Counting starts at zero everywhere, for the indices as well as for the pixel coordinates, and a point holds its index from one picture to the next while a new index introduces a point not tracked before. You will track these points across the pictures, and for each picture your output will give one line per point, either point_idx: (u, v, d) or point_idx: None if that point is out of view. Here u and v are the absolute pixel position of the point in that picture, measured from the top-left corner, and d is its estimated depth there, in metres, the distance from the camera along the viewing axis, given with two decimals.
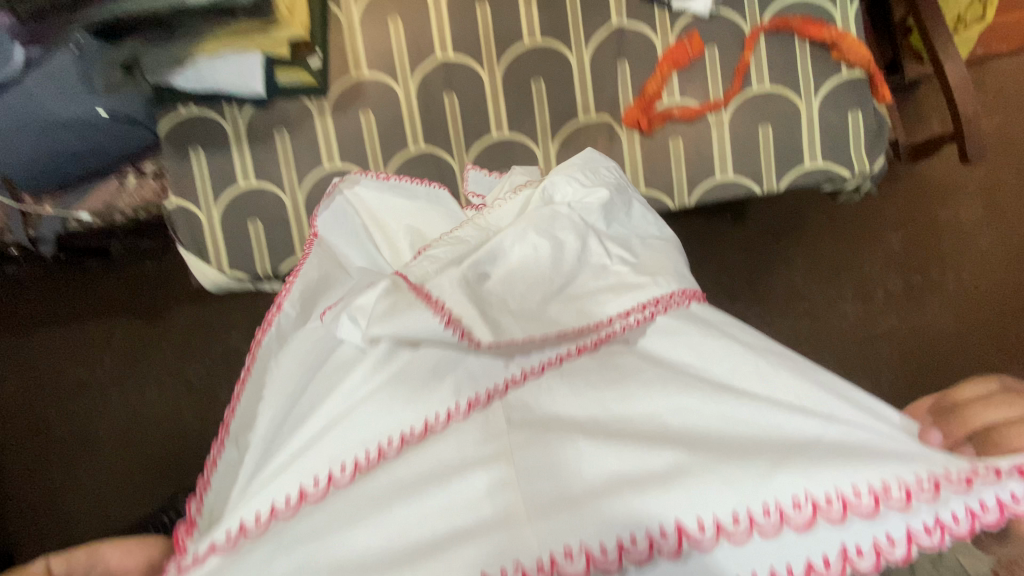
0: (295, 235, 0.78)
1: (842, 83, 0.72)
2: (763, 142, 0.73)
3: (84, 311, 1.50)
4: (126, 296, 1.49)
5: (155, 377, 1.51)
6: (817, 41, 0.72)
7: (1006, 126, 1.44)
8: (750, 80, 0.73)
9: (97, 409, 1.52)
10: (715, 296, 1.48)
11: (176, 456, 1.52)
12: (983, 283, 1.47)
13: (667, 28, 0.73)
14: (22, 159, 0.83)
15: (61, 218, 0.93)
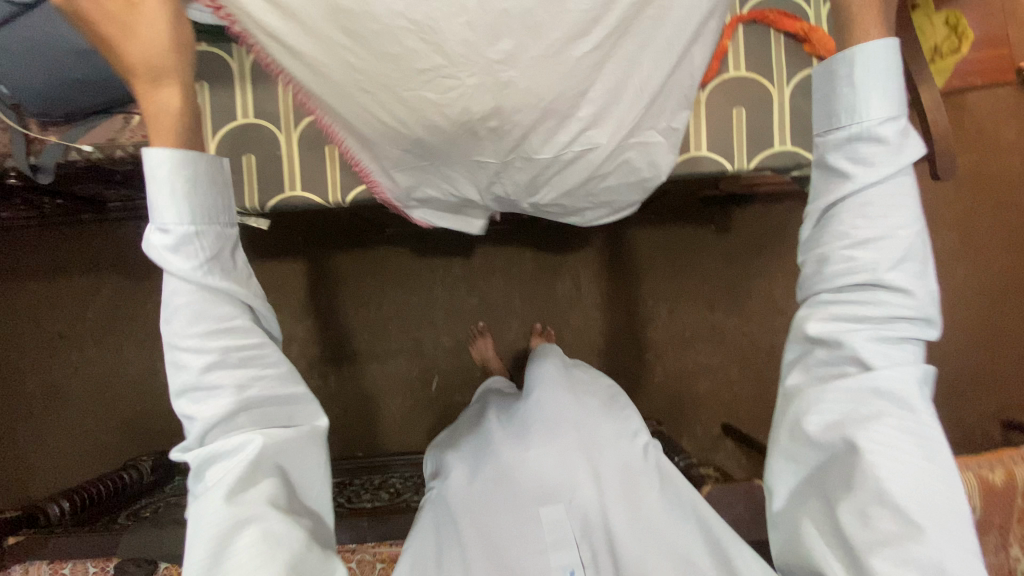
0: (289, 174, 0.85)
1: (812, 74, 0.79)
2: (737, 123, 0.79)
3: (73, 264, 1.51)
4: (115, 253, 1.51)
5: (133, 338, 1.51)
6: (791, 34, 0.78)
7: (982, 162, 1.51)
8: (727, 65, 0.78)
9: (72, 365, 1.51)
10: (695, 302, 1.53)
11: (147, 419, 1.51)
12: (958, 313, 1.50)
13: None
14: (33, 82, 0.87)
15: (62, 148, 0.97)
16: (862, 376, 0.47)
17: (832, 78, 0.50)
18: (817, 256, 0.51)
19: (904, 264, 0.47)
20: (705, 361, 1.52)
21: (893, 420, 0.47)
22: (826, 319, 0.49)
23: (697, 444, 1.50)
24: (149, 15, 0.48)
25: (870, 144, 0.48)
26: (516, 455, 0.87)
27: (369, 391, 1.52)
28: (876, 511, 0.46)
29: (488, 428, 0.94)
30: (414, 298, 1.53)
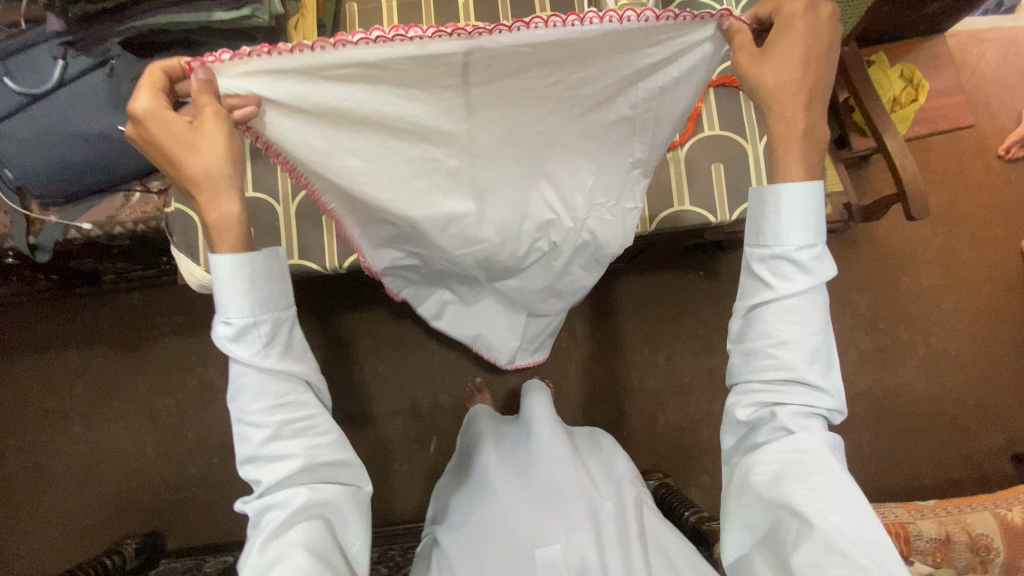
0: (285, 243, 0.89)
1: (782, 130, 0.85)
2: (716, 177, 0.83)
3: (64, 338, 1.50)
4: (107, 326, 1.50)
5: (121, 412, 1.48)
6: None
7: (954, 201, 1.57)
8: (702, 125, 0.84)
9: (57, 443, 1.47)
10: (691, 348, 1.53)
11: (134, 497, 1.45)
12: (951, 347, 1.51)
13: None
14: (36, 165, 0.91)
15: (62, 227, 0.98)
16: (786, 440, 0.61)
17: (762, 201, 0.61)
18: (743, 350, 0.65)
19: (807, 359, 0.61)
20: (707, 408, 1.51)
21: (819, 475, 0.59)
22: (758, 408, 0.63)
23: (705, 497, 1.46)
24: (211, 143, 0.57)
25: (788, 264, 0.61)
26: (513, 498, 0.91)
27: (365, 457, 1.48)
28: (826, 558, 0.55)
29: (483, 474, 0.98)
30: (409, 356, 1.52)
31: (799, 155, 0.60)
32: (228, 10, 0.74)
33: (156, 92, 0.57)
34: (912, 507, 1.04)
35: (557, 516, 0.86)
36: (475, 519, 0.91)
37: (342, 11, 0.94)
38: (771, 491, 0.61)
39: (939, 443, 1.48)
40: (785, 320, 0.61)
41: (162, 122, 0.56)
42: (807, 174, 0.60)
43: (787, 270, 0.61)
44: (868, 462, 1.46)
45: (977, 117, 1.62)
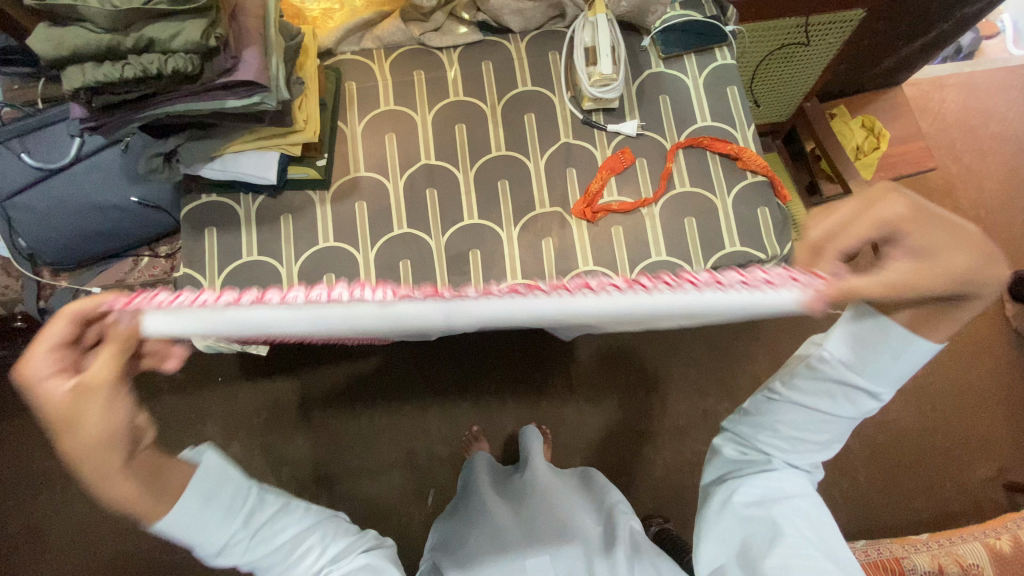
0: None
1: (746, 186, 0.93)
2: (689, 230, 0.92)
3: None
4: None
5: None
6: (725, 154, 0.95)
7: None
8: (674, 182, 0.95)
9: (52, 505, 1.45)
10: (684, 389, 1.56)
11: (128, 559, 1.43)
12: (938, 380, 1.55)
13: (605, 144, 0.98)
14: (51, 235, 0.97)
15: (71, 292, 1.02)
16: (768, 474, 0.66)
17: (862, 334, 0.58)
18: (757, 418, 0.68)
19: (812, 456, 0.66)
20: (703, 450, 1.52)
21: (790, 493, 0.65)
22: (745, 450, 0.70)
23: None
24: (91, 415, 0.47)
25: (864, 395, 0.59)
26: (509, 522, 0.94)
27: (363, 511, 1.47)
28: (794, 559, 0.60)
29: (480, 507, 1.02)
30: (406, 406, 1.54)
31: (927, 323, 0.54)
32: (240, 99, 0.82)
33: (48, 351, 0.49)
34: (906, 542, 1.05)
35: (549, 531, 0.89)
36: (471, 543, 0.93)
37: (340, 87, 1.02)
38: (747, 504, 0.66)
39: (936, 477, 1.48)
40: (818, 434, 0.63)
41: (50, 382, 0.48)
42: (943, 338, 0.54)
43: (846, 404, 0.60)
44: (866, 499, 1.46)
45: (942, 160, 1.71)
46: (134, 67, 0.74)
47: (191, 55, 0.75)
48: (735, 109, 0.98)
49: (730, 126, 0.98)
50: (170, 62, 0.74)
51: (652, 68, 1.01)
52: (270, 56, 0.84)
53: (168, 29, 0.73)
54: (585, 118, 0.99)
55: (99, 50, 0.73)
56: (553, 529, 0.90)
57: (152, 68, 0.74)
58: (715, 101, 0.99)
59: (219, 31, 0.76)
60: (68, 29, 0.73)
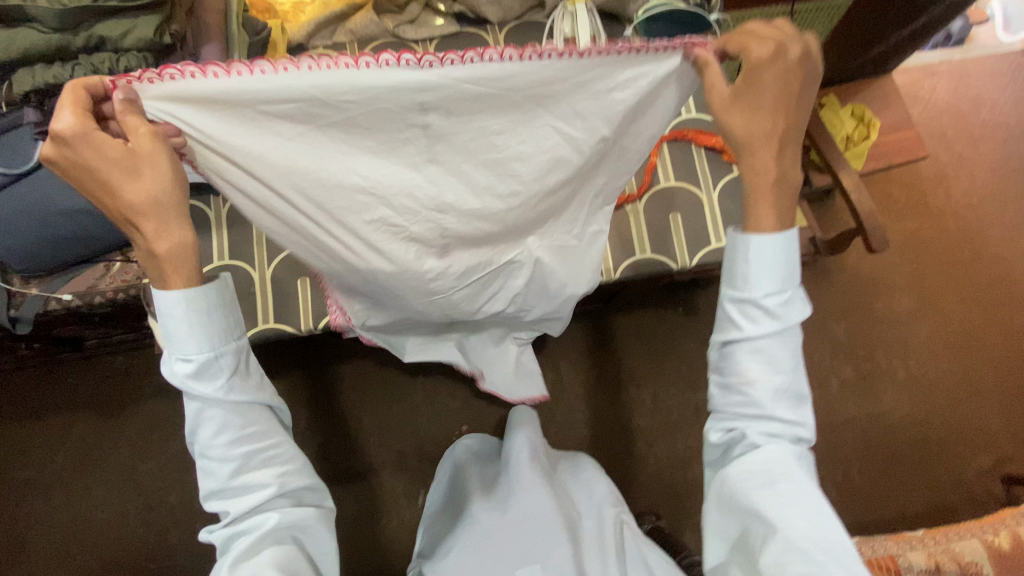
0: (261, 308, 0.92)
1: (732, 179, 0.91)
2: (675, 226, 0.90)
3: (47, 405, 1.48)
4: (90, 390, 1.49)
5: (104, 478, 1.45)
6: (710, 147, 0.93)
7: (918, 227, 1.63)
8: (658, 178, 0.92)
9: (37, 514, 1.43)
10: (676, 385, 1.54)
11: (117, 567, 1.41)
12: (930, 371, 1.54)
13: None
14: (19, 241, 0.93)
15: (43, 299, 0.99)
16: (757, 454, 0.64)
17: (734, 253, 0.64)
18: (718, 383, 0.68)
19: (779, 398, 0.64)
20: (696, 445, 1.50)
21: (784, 479, 0.62)
22: (728, 432, 0.67)
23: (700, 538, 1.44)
24: (155, 169, 0.56)
25: (756, 308, 0.64)
26: (497, 522, 0.91)
27: (352, 514, 1.45)
28: (788, 557, 0.59)
29: (472, 497, 0.98)
30: (395, 407, 1.52)
31: (769, 210, 0.62)
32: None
33: (78, 109, 0.53)
34: (901, 539, 1.04)
35: (536, 538, 0.87)
36: (462, 544, 0.92)
37: None
38: (739, 498, 0.64)
39: (930, 469, 1.48)
40: (751, 363, 0.64)
41: (92, 138, 0.53)
42: (777, 226, 0.63)
43: (752, 314, 0.64)
44: (860, 492, 1.46)
45: (933, 148, 1.70)
46: (84, 66, 0.79)
47: (142, 54, 0.81)
48: None
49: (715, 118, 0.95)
50: (121, 60, 0.80)
51: None
52: (231, 54, 0.89)
53: (118, 28, 0.79)
54: None
55: (49, 50, 0.79)
56: (541, 535, 0.87)
57: (103, 66, 0.80)
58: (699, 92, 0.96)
59: (171, 29, 0.82)
60: (16, 29, 0.78)
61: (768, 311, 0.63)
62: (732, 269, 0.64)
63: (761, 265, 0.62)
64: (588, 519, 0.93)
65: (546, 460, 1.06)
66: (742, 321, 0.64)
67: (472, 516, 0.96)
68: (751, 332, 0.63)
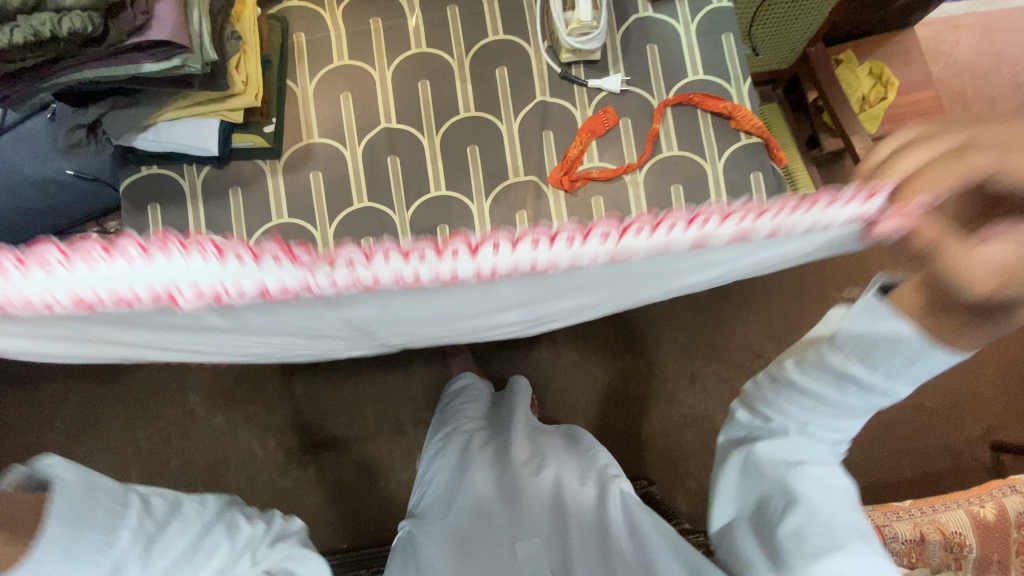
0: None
1: (740, 148, 0.86)
2: (676, 199, 0.85)
3: (42, 371, 1.48)
4: (85, 356, 1.49)
5: (104, 443, 1.46)
6: (717, 113, 0.86)
7: None
8: (660, 147, 0.87)
9: None
10: (672, 354, 1.54)
11: None
12: None
13: (585, 104, 0.89)
14: None
15: None
16: (790, 441, 0.69)
17: (873, 312, 0.60)
18: (778, 382, 0.71)
19: (833, 423, 0.68)
20: (690, 412, 1.52)
21: (826, 467, 0.67)
22: (763, 418, 0.73)
23: (691, 502, 1.47)
24: None
25: (867, 385, 0.63)
26: (489, 494, 0.92)
27: (350, 478, 1.48)
28: (809, 529, 0.61)
29: (467, 474, 0.97)
30: (390, 375, 1.52)
31: (955, 332, 0.55)
32: (158, 62, 0.72)
33: None
34: (889, 509, 1.06)
35: (531, 510, 0.87)
36: (458, 510, 0.91)
37: (289, 40, 0.93)
38: (770, 471, 0.68)
39: (921, 436, 1.49)
40: (826, 404, 0.66)
41: None
42: (953, 343, 0.56)
43: (861, 383, 0.63)
44: (851, 459, 1.48)
45: (951, 108, 1.61)
46: (23, 31, 0.61)
47: (89, 12, 0.65)
48: (728, 58, 0.88)
49: (723, 79, 0.87)
50: (66, 21, 0.63)
51: (638, 12, 0.90)
52: (192, 9, 0.72)
53: None
54: (562, 74, 0.89)
55: None
56: (530, 505, 0.88)
57: (44, 30, 0.62)
58: (707, 51, 0.88)
59: None
60: None
61: (871, 387, 0.62)
62: (867, 319, 0.60)
63: (888, 351, 0.59)
64: (584, 482, 0.93)
65: (537, 446, 1.04)
66: (841, 371, 0.63)
67: (465, 484, 0.96)
68: (845, 391, 0.64)
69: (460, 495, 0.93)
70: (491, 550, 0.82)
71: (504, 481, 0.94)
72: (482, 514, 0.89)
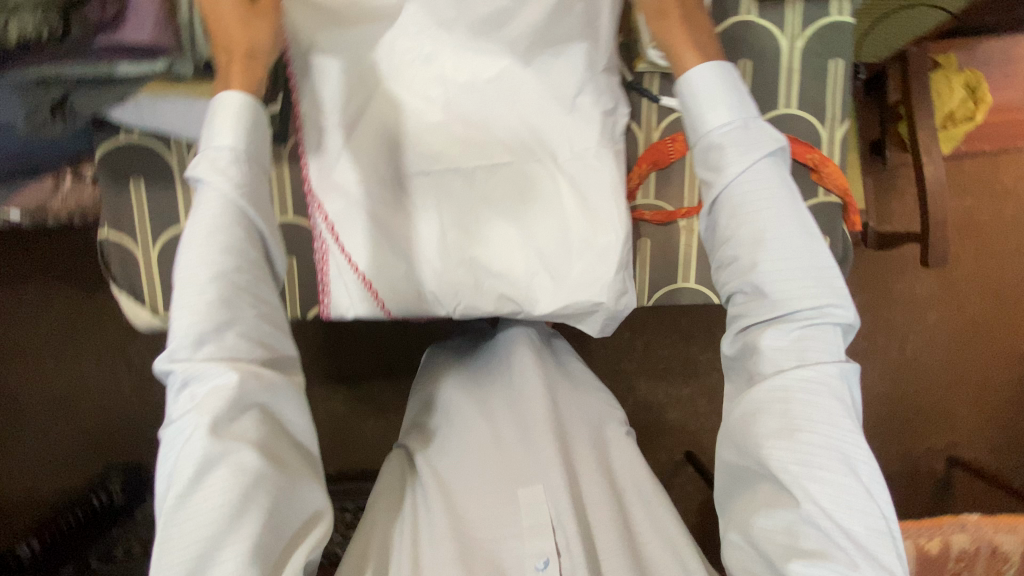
0: None
1: (816, 206, 0.73)
2: None
3: (17, 275, 1.36)
4: (67, 268, 1.36)
5: (89, 355, 1.40)
6: (800, 162, 0.71)
7: (975, 209, 1.48)
8: None
9: (24, 380, 1.40)
10: (672, 337, 1.53)
11: (107, 439, 1.42)
12: (922, 357, 1.54)
13: (652, 123, 0.71)
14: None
15: None
16: (776, 375, 0.50)
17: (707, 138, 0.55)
18: (736, 293, 0.54)
19: (810, 294, 0.50)
20: (676, 393, 1.55)
21: (813, 433, 0.48)
22: (734, 345, 0.55)
23: (660, 470, 1.56)
24: None
25: (745, 197, 0.53)
26: (495, 435, 0.70)
27: None
28: (799, 531, 0.48)
29: (460, 406, 0.74)
30: None
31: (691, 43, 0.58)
32: (136, 64, 0.59)
33: None
34: None
35: (539, 464, 0.65)
36: (446, 445, 0.70)
37: None
38: (754, 451, 0.50)
39: (886, 441, 1.57)
40: (758, 264, 0.52)
41: None
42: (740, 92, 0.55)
43: (743, 209, 0.53)
44: None
45: None
46: None
47: None
48: (830, 92, 0.71)
49: (816, 118, 0.72)
50: None
51: (742, 15, 0.70)
52: None
53: None
54: (632, 84, 0.70)
55: None
56: (536, 459, 0.66)
57: None
58: (810, 76, 0.71)
59: None
60: None
61: (752, 190, 0.52)
62: (737, 244, 0.53)
63: (734, 136, 0.54)
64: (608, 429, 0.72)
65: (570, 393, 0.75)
66: (729, 217, 0.54)
67: (465, 415, 0.73)
68: (745, 234, 0.52)
69: (451, 432, 0.72)
70: (492, 524, 0.62)
71: (518, 425, 0.70)
72: (477, 462, 0.68)
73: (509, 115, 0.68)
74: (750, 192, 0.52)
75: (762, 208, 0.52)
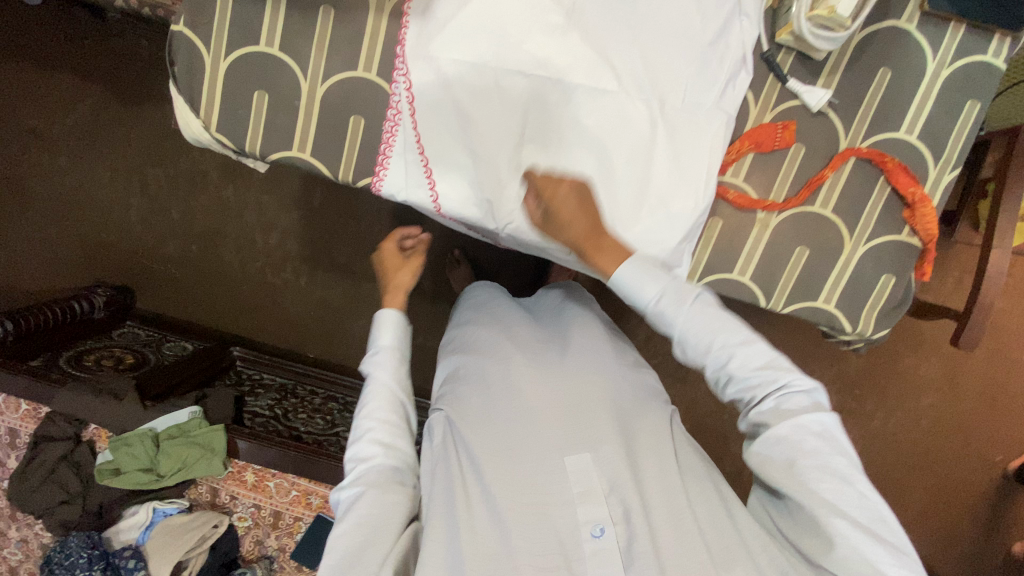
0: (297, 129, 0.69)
1: (895, 242, 0.70)
2: (792, 262, 0.71)
3: (59, 59, 1.31)
4: (109, 68, 1.30)
5: (108, 164, 1.35)
6: (899, 193, 0.68)
7: (1010, 311, 1.45)
8: (816, 197, 0.69)
9: (40, 167, 1.36)
10: None
11: (105, 252, 1.41)
12: (903, 433, 1.53)
13: (768, 104, 0.68)
14: None
15: None
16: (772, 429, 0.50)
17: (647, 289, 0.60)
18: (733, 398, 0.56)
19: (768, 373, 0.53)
20: None
21: (812, 454, 0.48)
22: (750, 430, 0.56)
23: None
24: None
25: (693, 334, 0.56)
26: (535, 391, 0.65)
27: None
28: (834, 536, 0.46)
29: (496, 364, 0.68)
30: None
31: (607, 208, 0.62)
32: None
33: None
34: None
35: (589, 429, 0.61)
36: (468, 402, 0.66)
37: None
38: (782, 483, 0.49)
39: None
40: (734, 378, 0.54)
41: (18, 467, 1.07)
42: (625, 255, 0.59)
43: (698, 339, 0.56)
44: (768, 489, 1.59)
45: None
46: None
47: None
48: (956, 133, 0.67)
49: (932, 155, 0.68)
50: None
51: (897, 21, 0.66)
52: None
53: None
54: (765, 55, 0.66)
55: None
56: (582, 425, 0.61)
57: None
58: (943, 109, 0.67)
59: None
60: None
61: (692, 323, 0.56)
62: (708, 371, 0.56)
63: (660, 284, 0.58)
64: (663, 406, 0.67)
65: (626, 361, 0.71)
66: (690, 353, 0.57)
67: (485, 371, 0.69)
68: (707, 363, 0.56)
69: (475, 387, 0.67)
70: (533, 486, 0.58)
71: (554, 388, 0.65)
72: (505, 422, 0.63)
73: (630, 42, 0.63)
74: (697, 326, 0.56)
75: (705, 332, 0.56)
